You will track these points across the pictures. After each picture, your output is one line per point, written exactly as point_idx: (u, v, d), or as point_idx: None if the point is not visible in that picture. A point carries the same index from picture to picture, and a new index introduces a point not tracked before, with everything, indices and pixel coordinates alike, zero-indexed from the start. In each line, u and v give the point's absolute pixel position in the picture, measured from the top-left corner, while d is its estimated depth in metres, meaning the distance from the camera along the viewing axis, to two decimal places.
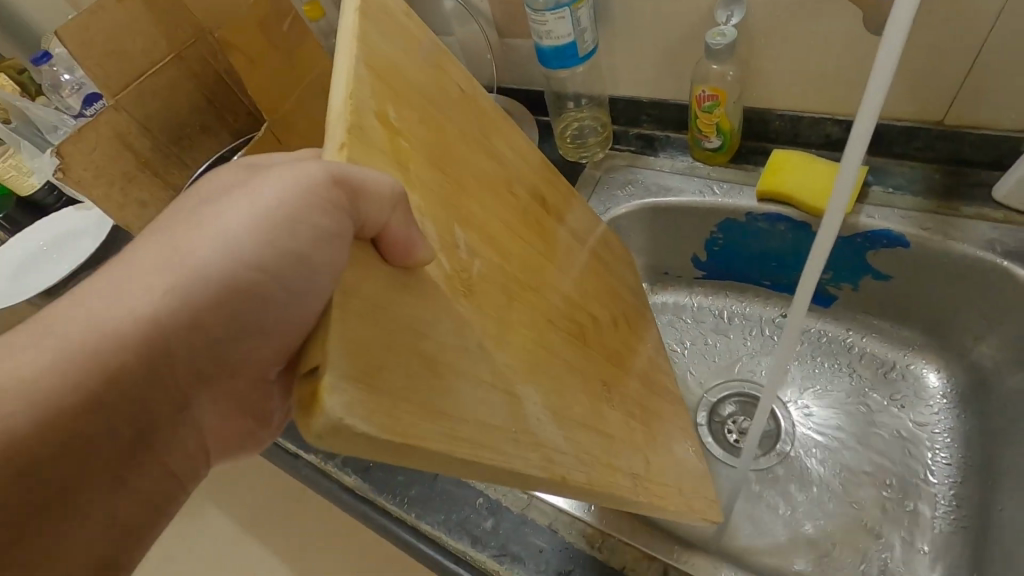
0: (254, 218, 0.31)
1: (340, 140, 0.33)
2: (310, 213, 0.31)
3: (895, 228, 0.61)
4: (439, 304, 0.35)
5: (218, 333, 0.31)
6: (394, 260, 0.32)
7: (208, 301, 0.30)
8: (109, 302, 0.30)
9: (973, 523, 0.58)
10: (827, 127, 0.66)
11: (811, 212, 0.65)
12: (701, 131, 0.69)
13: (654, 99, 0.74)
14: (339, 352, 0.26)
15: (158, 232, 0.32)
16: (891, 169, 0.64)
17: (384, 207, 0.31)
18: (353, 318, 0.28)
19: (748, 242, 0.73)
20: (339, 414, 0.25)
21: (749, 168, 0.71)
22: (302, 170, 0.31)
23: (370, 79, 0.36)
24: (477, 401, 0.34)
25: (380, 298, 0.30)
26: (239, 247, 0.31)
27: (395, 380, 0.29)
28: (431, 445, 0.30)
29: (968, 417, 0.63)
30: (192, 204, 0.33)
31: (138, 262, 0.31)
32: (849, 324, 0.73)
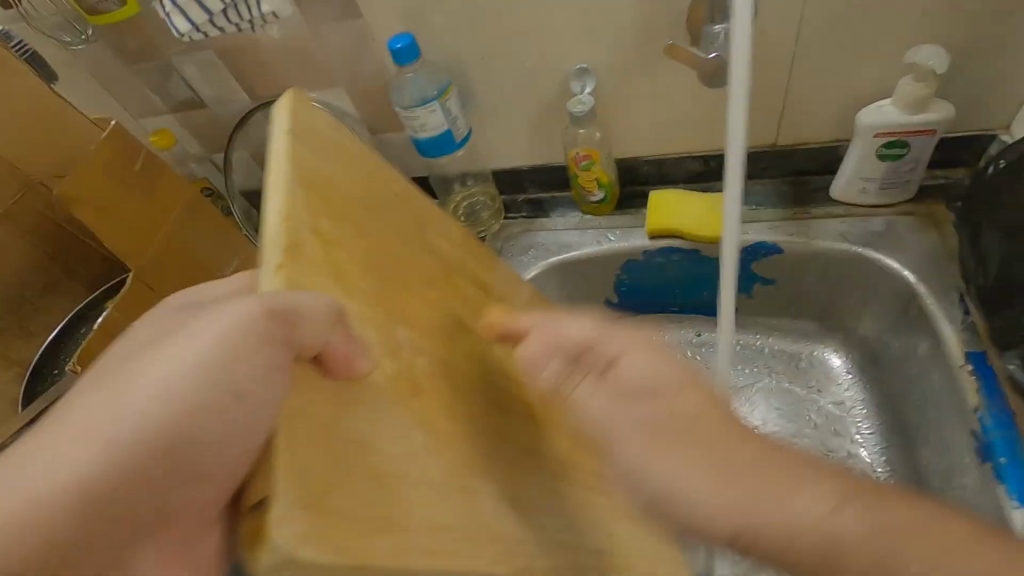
0: (196, 362, 0.29)
1: (275, 263, 0.32)
2: (248, 351, 0.30)
3: (767, 237, 0.69)
4: (383, 407, 0.34)
5: (161, 491, 0.28)
6: (336, 374, 0.31)
7: (147, 462, 0.27)
8: (22, 475, 0.27)
9: (909, 483, 0.63)
10: (689, 164, 0.73)
11: (697, 240, 0.72)
12: (583, 187, 0.74)
13: (533, 165, 0.78)
14: (289, 483, 0.26)
15: (83, 390, 0.30)
16: (749, 188, 0.73)
17: (325, 329, 0.30)
18: (303, 443, 0.27)
19: (651, 277, 0.78)
20: (288, 546, 0.25)
21: (633, 211, 0.77)
22: (240, 307, 0.30)
23: (304, 193, 0.35)
24: (429, 508, 0.33)
25: (328, 414, 0.29)
26: (172, 395, 0.28)
27: (346, 499, 0.28)
28: (387, 564, 0.29)
29: (873, 386, 0.70)
30: (121, 354, 0.32)
31: (61, 423, 0.28)
32: (755, 329, 0.78)
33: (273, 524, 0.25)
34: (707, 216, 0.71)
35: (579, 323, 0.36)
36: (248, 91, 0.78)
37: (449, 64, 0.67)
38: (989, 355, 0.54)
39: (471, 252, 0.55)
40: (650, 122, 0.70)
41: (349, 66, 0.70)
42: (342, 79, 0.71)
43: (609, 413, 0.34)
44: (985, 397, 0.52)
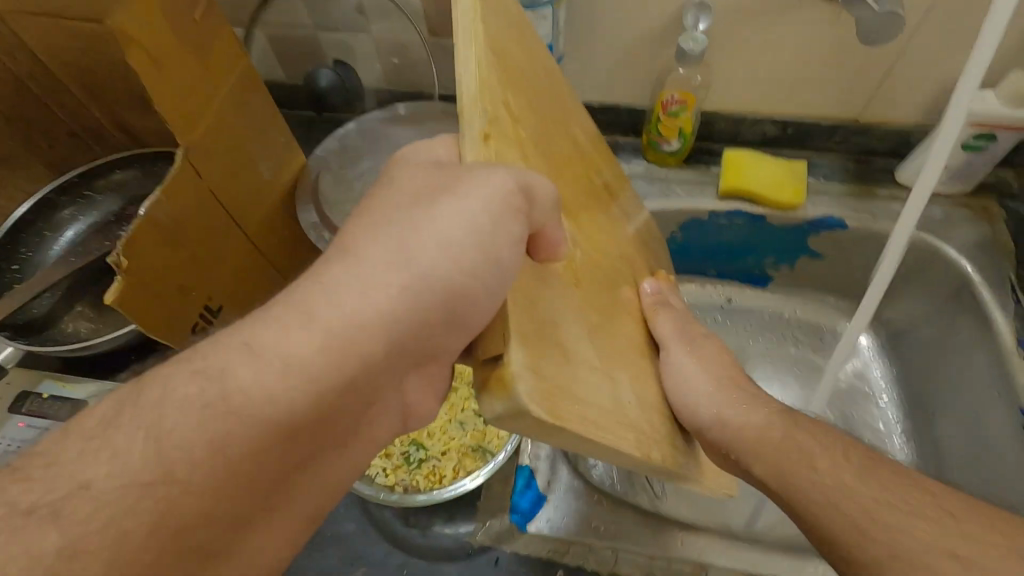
0: (454, 232, 0.29)
1: (481, 129, 0.30)
2: (508, 223, 0.29)
3: (836, 213, 0.70)
4: (563, 298, 0.34)
5: (414, 357, 0.29)
6: (537, 254, 0.33)
7: (426, 314, 0.28)
8: (315, 306, 0.26)
9: (926, 450, 0.69)
10: (765, 127, 0.72)
11: (766, 205, 0.71)
12: (661, 134, 0.70)
13: (605, 103, 0.72)
14: (518, 340, 0.27)
15: (357, 231, 0.29)
16: (817, 161, 0.73)
17: (546, 212, 0.32)
18: (526, 320, 0.28)
19: (705, 238, 0.76)
20: (524, 404, 0.25)
21: (702, 168, 0.74)
22: (489, 175, 0.29)
23: (493, 65, 0.31)
24: (598, 386, 0.33)
25: (533, 290, 0.31)
26: (448, 250, 0.28)
27: (553, 368, 0.28)
28: (588, 438, 0.29)
29: (894, 361, 0.75)
30: (386, 199, 0.30)
31: (325, 280, 0.27)
32: (786, 299, 0.82)
33: (515, 382, 0.25)
34: (781, 182, 0.70)
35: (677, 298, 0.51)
36: None
37: None
38: None
39: (601, 163, 0.47)
40: (749, 76, 0.67)
41: None
42: None
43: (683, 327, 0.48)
44: None
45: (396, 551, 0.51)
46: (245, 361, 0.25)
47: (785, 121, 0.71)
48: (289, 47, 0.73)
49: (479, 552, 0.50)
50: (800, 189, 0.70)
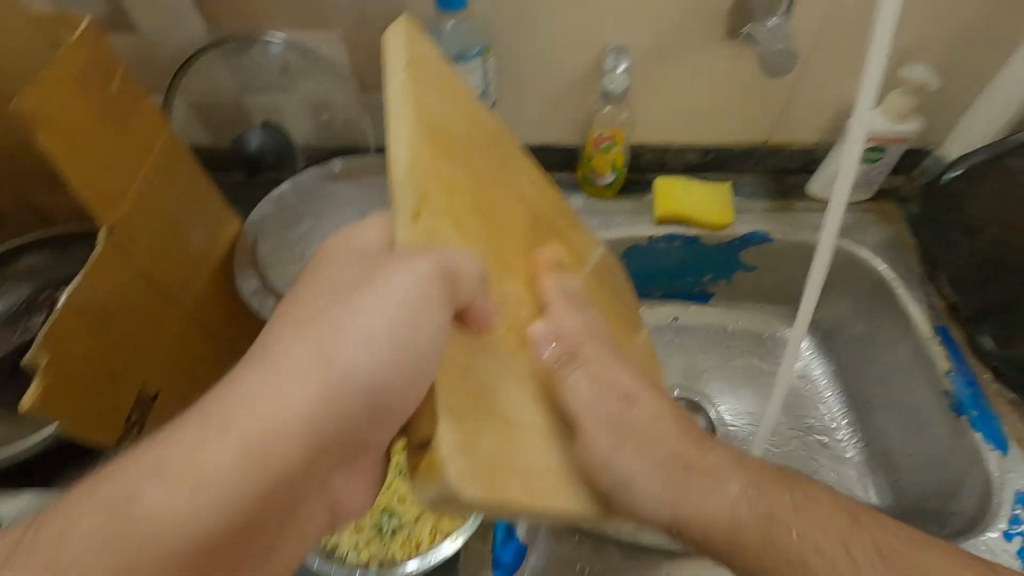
0: (379, 328, 0.31)
1: (412, 208, 0.32)
2: (427, 312, 0.32)
3: (761, 228, 0.75)
4: (504, 364, 0.38)
5: (349, 441, 0.31)
6: (472, 324, 0.36)
7: (352, 409, 0.30)
8: (247, 412, 0.28)
9: (870, 440, 0.73)
10: (688, 154, 0.77)
11: (700, 227, 0.75)
12: (595, 169, 0.73)
13: (538, 143, 0.75)
14: (448, 424, 0.30)
15: (289, 330, 0.31)
16: (738, 182, 0.79)
17: (473, 287, 0.34)
18: (458, 398, 0.32)
19: (646, 262, 0.79)
20: (454, 486, 0.29)
21: (635, 197, 0.78)
22: (413, 262, 0.32)
23: (426, 139, 0.33)
24: (540, 447, 0.37)
25: (463, 365, 0.34)
26: (370, 346, 0.31)
27: (491, 442, 0.32)
28: (523, 502, 0.33)
29: (831, 358, 0.80)
30: (316, 297, 0.33)
31: (260, 375, 0.29)
32: (726, 311, 0.86)
33: (444, 465, 0.29)
34: (712, 205, 0.75)
35: (575, 316, 0.44)
36: (207, 22, 0.63)
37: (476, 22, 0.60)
38: (950, 329, 0.67)
39: (540, 202, 0.46)
40: (669, 109, 0.71)
41: (356, 6, 0.60)
42: (341, 22, 0.62)
43: (604, 378, 0.43)
44: (954, 360, 0.65)
45: None
46: (184, 460, 0.27)
47: (705, 148, 0.76)
48: (213, 111, 0.71)
49: None
50: (728, 209, 0.75)
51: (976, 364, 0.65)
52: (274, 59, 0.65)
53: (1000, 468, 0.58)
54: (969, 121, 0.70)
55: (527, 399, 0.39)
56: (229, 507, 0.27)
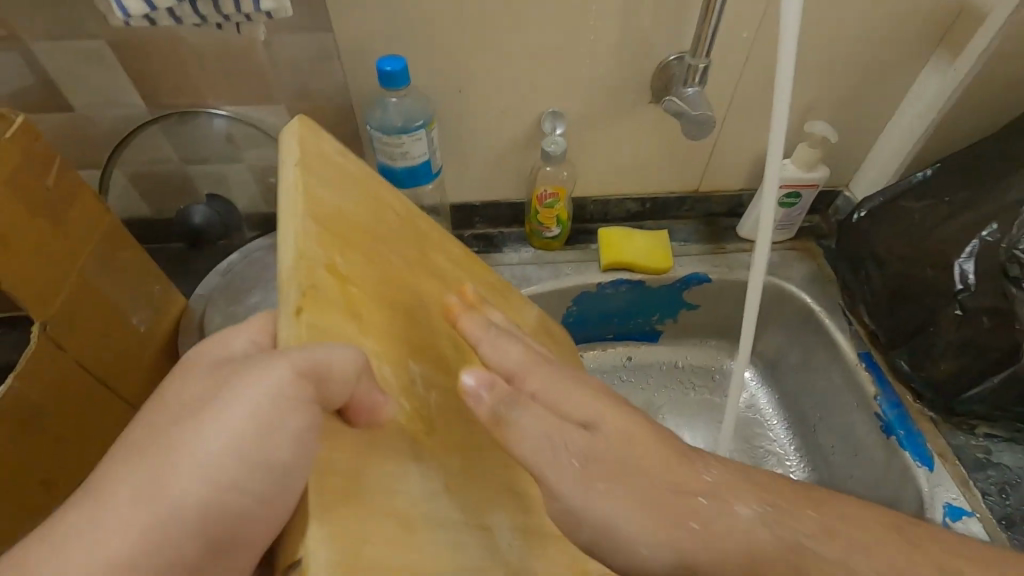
0: (222, 444, 0.32)
1: (295, 304, 0.34)
2: (282, 418, 0.32)
3: (700, 270, 0.80)
4: (409, 464, 0.37)
5: (196, 564, 0.31)
6: (358, 421, 0.35)
7: (190, 533, 0.31)
8: (83, 544, 0.29)
9: (817, 463, 0.77)
10: (628, 204, 0.82)
11: (644, 272, 0.79)
12: (541, 223, 0.77)
13: (486, 201, 0.78)
14: (321, 543, 0.29)
15: (135, 454, 0.32)
16: (675, 227, 0.84)
17: (350, 383, 0.33)
18: (335, 499, 0.30)
19: (597, 307, 0.83)
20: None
21: (582, 246, 0.81)
22: (269, 371, 0.33)
23: (318, 233, 0.37)
24: (449, 546, 0.36)
25: (353, 467, 0.33)
26: (211, 464, 0.31)
27: (374, 555, 0.31)
28: None
29: (774, 387, 0.85)
30: (165, 417, 0.34)
31: (99, 501, 0.30)
32: (676, 348, 0.90)
33: None
34: (655, 252, 0.79)
35: (502, 349, 0.43)
36: (146, 99, 0.63)
37: (417, 95, 0.64)
38: (873, 355, 0.73)
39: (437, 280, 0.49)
40: (605, 165, 0.76)
41: (299, 81, 0.62)
42: (286, 95, 0.63)
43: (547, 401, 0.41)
44: (879, 384, 0.71)
45: None
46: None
47: (642, 197, 0.82)
48: (156, 183, 0.70)
49: None
50: (667, 254, 0.80)
51: (898, 386, 0.70)
52: (217, 131, 0.65)
53: (929, 483, 0.63)
54: (873, 158, 0.78)
55: (438, 490, 0.38)
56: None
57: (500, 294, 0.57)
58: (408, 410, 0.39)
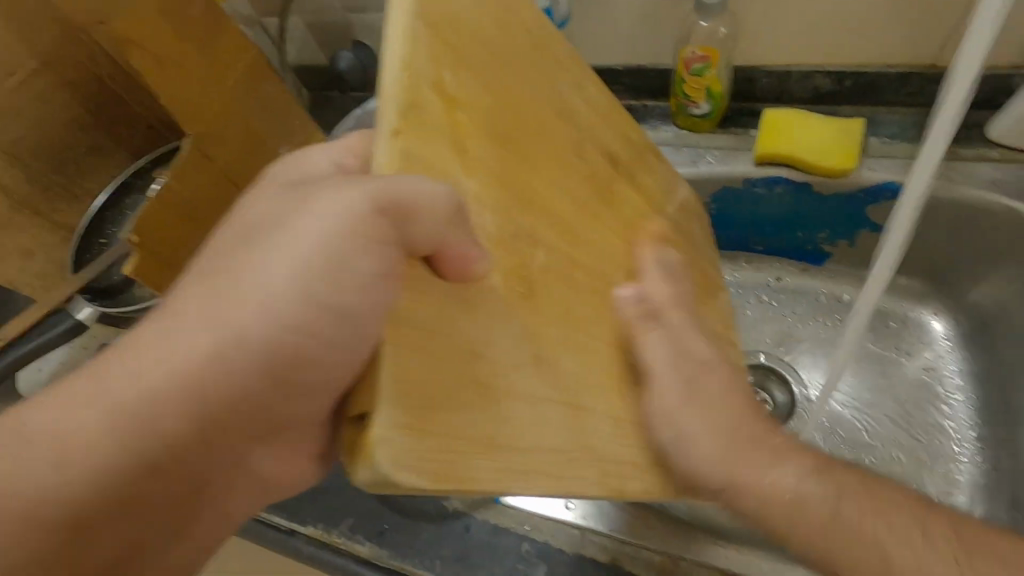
0: (285, 278, 0.29)
1: (393, 123, 0.28)
2: (352, 257, 0.29)
3: (898, 178, 0.59)
4: (496, 320, 0.32)
5: (263, 395, 0.31)
6: (448, 274, 0.30)
7: (257, 366, 0.30)
8: (163, 352, 0.29)
9: (1002, 465, 0.58)
10: (817, 80, 0.63)
11: (815, 172, 0.61)
12: (687, 96, 0.64)
13: (629, 65, 0.68)
14: (388, 402, 0.26)
15: (205, 274, 0.31)
16: (883, 118, 0.63)
17: (438, 229, 0.28)
18: (421, 353, 0.27)
19: (746, 210, 0.68)
20: (387, 470, 0.26)
21: (739, 131, 0.66)
22: (347, 197, 0.29)
23: (429, 43, 0.30)
24: (538, 424, 0.34)
25: (435, 321, 0.28)
26: (275, 301, 0.29)
27: (447, 421, 0.29)
28: (482, 480, 0.30)
29: (974, 357, 0.64)
30: (237, 232, 0.32)
31: (173, 317, 0.30)
32: (847, 279, 0.72)
33: (372, 446, 0.26)
34: (834, 147, 0.61)
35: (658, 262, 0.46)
36: None
37: None
38: None
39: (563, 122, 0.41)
40: (794, 19, 0.59)
41: None
42: None
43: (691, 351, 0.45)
44: None
45: (383, 511, 0.52)
46: (102, 388, 0.29)
47: (841, 70, 0.62)
48: (325, 33, 0.76)
49: (452, 518, 0.51)
50: (855, 151, 0.61)
51: None
52: None
53: None
54: None
55: (526, 361, 0.33)
56: (147, 438, 0.29)
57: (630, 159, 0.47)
58: (503, 264, 0.33)
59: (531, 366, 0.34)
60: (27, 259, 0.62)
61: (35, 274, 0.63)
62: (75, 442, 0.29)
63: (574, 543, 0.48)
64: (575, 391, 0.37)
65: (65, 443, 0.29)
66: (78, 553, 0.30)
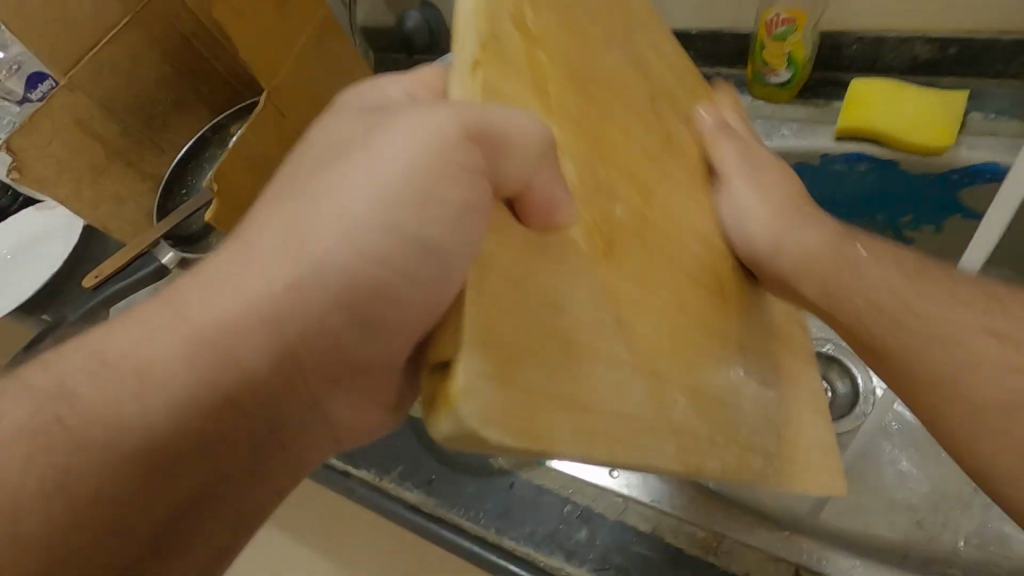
0: (370, 207, 0.29)
1: (472, 55, 0.27)
2: (439, 186, 0.28)
3: (1002, 159, 0.54)
4: (574, 273, 0.30)
5: (341, 330, 0.30)
6: (532, 220, 0.29)
7: (338, 298, 0.29)
8: (242, 280, 0.29)
9: None
10: (916, 48, 0.58)
11: (903, 150, 0.57)
12: (766, 62, 0.60)
13: (705, 29, 0.64)
14: (472, 349, 0.25)
15: (282, 203, 0.30)
16: (991, 92, 0.57)
17: (529, 163, 0.28)
18: (498, 299, 0.26)
19: (822, 189, 0.64)
20: (472, 425, 0.25)
21: (820, 103, 0.62)
22: (435, 119, 0.28)
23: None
24: (617, 388, 0.31)
25: (521, 265, 0.27)
26: (359, 231, 0.29)
27: (531, 377, 0.27)
28: (568, 447, 0.28)
29: None
30: (312, 164, 0.31)
31: (252, 249, 0.29)
32: None
33: (458, 398, 0.25)
34: (928, 122, 0.56)
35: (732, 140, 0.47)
36: None
37: None
38: None
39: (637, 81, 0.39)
40: None
41: None
42: None
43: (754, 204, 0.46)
44: None
45: (431, 462, 0.54)
46: (180, 315, 0.28)
47: (946, 38, 0.56)
48: None
49: (497, 475, 0.52)
50: (953, 127, 0.55)
51: None
52: None
53: None
54: None
55: (608, 322, 0.31)
56: (228, 369, 0.28)
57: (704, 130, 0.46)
58: (585, 217, 0.31)
59: (610, 324, 0.31)
60: (118, 205, 0.67)
61: (126, 219, 0.68)
62: (147, 370, 0.27)
63: (617, 510, 0.49)
64: (653, 357, 0.34)
65: (138, 379, 0.27)
66: (146, 498, 0.27)
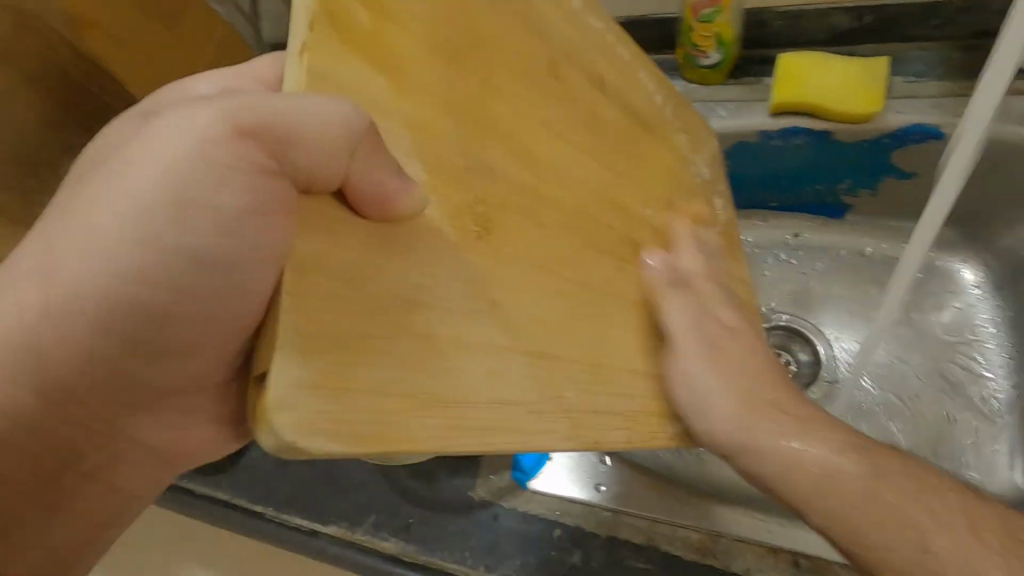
0: (137, 210, 0.26)
1: (297, 48, 0.24)
2: (208, 187, 0.26)
3: (928, 119, 0.55)
4: (446, 262, 0.29)
5: (144, 339, 0.29)
6: (367, 213, 0.26)
7: (124, 304, 0.28)
8: (29, 287, 0.28)
9: None
10: (833, 18, 0.59)
11: (836, 119, 0.57)
12: (696, 46, 0.59)
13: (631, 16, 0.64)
14: (290, 357, 0.23)
15: (68, 203, 0.28)
16: (906, 56, 0.59)
17: (328, 160, 0.25)
18: (320, 303, 0.24)
19: (760, 165, 0.64)
20: (290, 439, 0.23)
21: (750, 80, 0.62)
22: (200, 122, 0.25)
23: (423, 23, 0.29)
24: (486, 375, 0.30)
25: (353, 265, 0.25)
26: (131, 238, 0.26)
27: (365, 372, 0.25)
28: (426, 440, 0.27)
29: (1009, 301, 0.62)
30: (107, 153, 0.29)
31: (39, 248, 0.28)
32: (868, 230, 0.69)
33: (269, 412, 0.23)
34: (854, 89, 0.57)
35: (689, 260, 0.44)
36: None
37: None
38: None
39: (559, 79, 0.37)
40: None
41: None
42: None
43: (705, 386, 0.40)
44: None
45: (406, 505, 0.50)
46: None
47: (859, 6, 0.58)
48: None
49: (479, 508, 0.49)
50: (876, 93, 0.56)
51: None
52: None
53: None
54: None
55: (482, 309, 0.30)
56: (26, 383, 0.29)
57: (656, 114, 0.45)
58: (450, 203, 0.30)
59: (482, 316, 0.30)
60: None
61: None
62: None
63: (608, 526, 0.47)
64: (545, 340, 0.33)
65: None
66: None
